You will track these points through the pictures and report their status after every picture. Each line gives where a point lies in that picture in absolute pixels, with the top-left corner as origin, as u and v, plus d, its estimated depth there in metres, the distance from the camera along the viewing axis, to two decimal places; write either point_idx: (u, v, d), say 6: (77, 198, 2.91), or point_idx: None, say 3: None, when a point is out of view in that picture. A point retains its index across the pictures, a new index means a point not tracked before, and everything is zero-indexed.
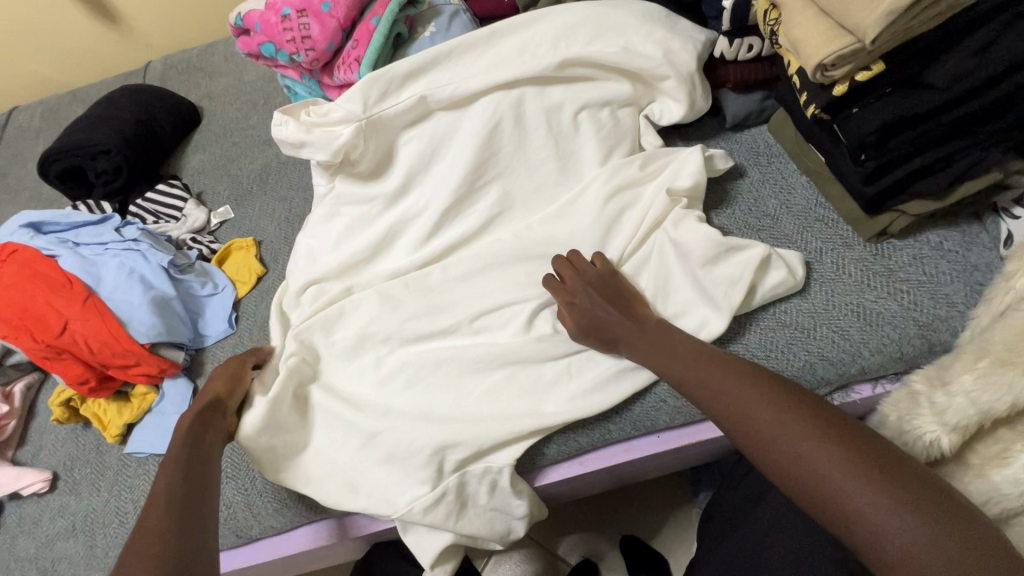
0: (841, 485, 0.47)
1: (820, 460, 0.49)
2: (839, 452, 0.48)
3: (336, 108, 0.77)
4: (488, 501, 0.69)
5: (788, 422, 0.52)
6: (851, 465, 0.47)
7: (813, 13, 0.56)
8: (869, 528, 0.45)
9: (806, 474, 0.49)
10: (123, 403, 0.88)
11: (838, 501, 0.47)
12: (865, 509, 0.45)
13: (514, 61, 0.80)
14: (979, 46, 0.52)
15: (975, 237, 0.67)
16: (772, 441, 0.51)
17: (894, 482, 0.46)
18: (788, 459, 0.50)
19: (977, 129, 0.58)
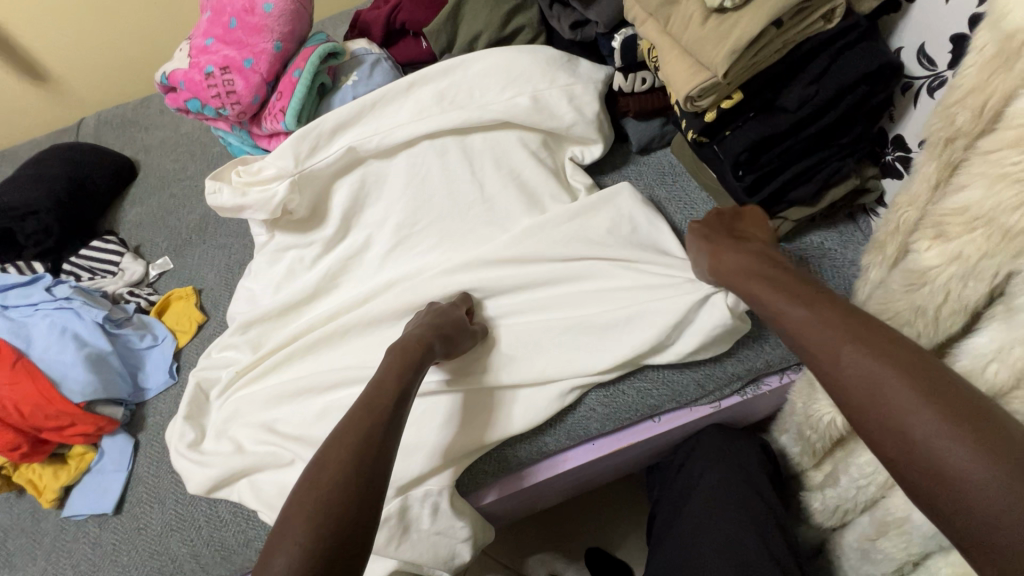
0: (918, 432, 0.39)
1: (892, 396, 0.41)
2: (922, 395, 0.40)
3: (269, 166, 0.83)
4: (431, 524, 0.72)
5: (866, 348, 0.44)
6: (933, 406, 0.39)
7: (679, 51, 0.64)
8: (942, 476, 0.37)
9: (878, 408, 0.42)
10: (59, 465, 0.87)
11: (904, 435, 0.40)
12: (936, 448, 0.38)
13: (435, 109, 0.86)
14: (817, 74, 0.60)
15: (851, 236, 0.76)
16: (843, 367, 0.45)
17: (984, 430, 0.37)
18: (859, 390, 0.43)
19: (831, 143, 0.66)
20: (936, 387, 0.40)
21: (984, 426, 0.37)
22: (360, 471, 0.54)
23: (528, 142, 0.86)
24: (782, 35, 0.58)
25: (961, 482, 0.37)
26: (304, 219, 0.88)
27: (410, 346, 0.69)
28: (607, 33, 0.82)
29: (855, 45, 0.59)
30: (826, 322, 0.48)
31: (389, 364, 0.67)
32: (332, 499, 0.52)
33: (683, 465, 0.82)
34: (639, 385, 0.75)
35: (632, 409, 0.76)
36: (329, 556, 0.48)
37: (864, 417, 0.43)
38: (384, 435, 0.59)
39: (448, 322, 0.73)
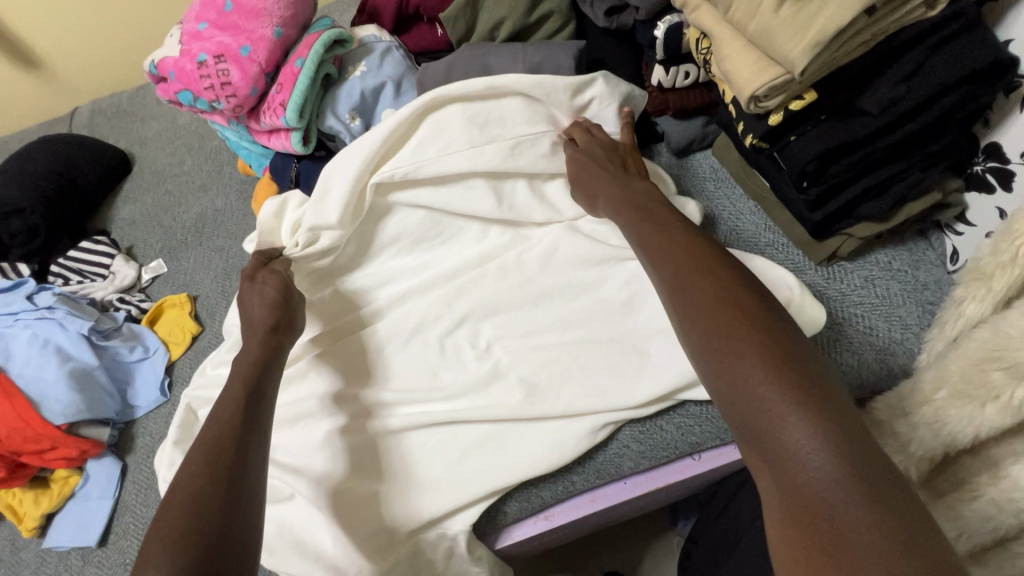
0: (751, 381, 0.41)
1: (744, 350, 0.42)
2: (761, 346, 0.42)
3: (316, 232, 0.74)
4: (445, 571, 0.67)
5: (725, 304, 0.45)
6: (772, 364, 0.41)
7: (742, 43, 0.55)
8: (762, 415, 0.40)
9: (729, 362, 0.43)
10: (41, 490, 0.80)
11: (742, 386, 0.41)
12: (766, 397, 0.40)
13: (457, 143, 0.73)
14: (909, 71, 0.51)
15: (922, 254, 0.67)
16: (705, 324, 0.45)
17: (800, 376, 0.40)
18: (713, 341, 0.44)
19: (914, 152, 0.57)
20: (796, 372, 0.40)
21: (810, 384, 0.40)
22: (222, 476, 0.47)
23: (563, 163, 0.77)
24: (871, 25, 0.48)
25: (848, 537, 0.34)
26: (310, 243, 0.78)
27: (253, 350, 0.62)
28: (647, 20, 0.72)
29: (956, 39, 0.50)
30: (699, 278, 0.48)
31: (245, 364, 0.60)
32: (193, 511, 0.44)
33: (727, 507, 0.74)
34: (680, 420, 0.67)
35: (671, 447, 0.68)
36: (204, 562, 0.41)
37: (716, 365, 0.44)
38: (241, 436, 0.51)
39: (287, 317, 0.67)
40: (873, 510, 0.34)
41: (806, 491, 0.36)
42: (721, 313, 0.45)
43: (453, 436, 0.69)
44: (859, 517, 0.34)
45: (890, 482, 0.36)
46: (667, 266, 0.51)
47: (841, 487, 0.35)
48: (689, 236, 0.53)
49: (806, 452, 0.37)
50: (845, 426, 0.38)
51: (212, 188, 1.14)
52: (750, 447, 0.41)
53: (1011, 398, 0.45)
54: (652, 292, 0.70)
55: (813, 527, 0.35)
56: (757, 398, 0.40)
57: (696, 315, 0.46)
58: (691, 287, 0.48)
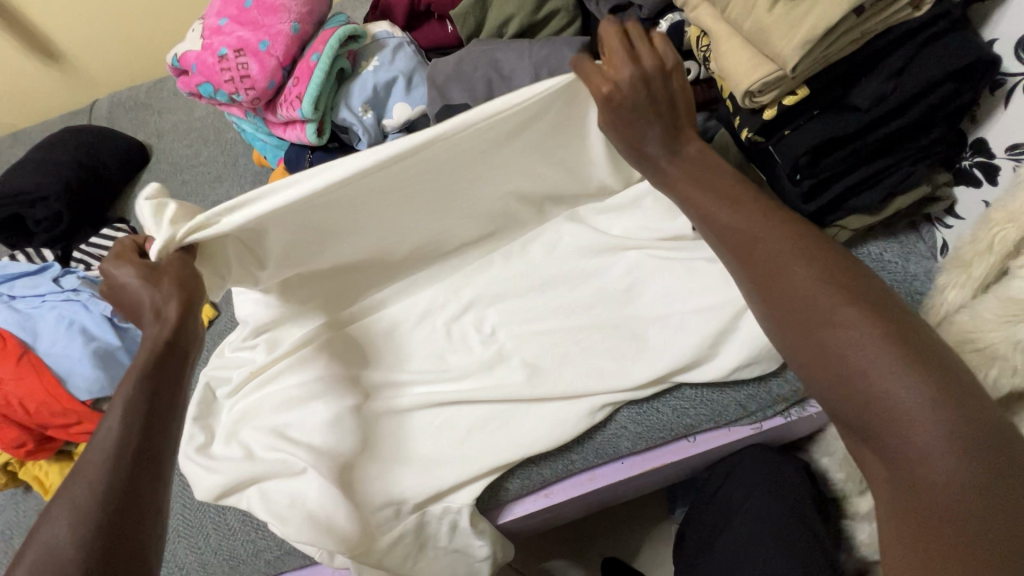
0: (877, 388, 0.42)
1: (867, 355, 0.42)
2: (886, 351, 0.42)
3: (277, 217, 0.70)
4: (447, 543, 0.71)
5: (842, 305, 0.45)
6: (879, 336, 0.43)
7: (738, 40, 0.57)
8: (885, 420, 0.41)
9: (826, 339, 0.45)
10: (67, 463, 0.84)
11: (867, 390, 0.42)
12: (872, 369, 0.42)
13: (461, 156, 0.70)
14: (897, 68, 0.53)
15: (913, 247, 0.69)
16: (802, 302, 0.47)
17: (942, 380, 0.40)
18: (805, 319, 0.46)
19: (904, 147, 0.59)
20: (931, 377, 0.41)
21: (916, 352, 0.42)
22: (117, 477, 0.43)
23: None
24: (860, 24, 0.51)
25: (969, 541, 0.37)
26: None
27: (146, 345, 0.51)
28: (650, 18, 0.75)
29: (941, 38, 0.52)
30: (788, 258, 0.49)
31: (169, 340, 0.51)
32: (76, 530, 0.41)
33: (720, 488, 0.77)
34: (676, 403, 0.70)
35: (667, 428, 0.70)
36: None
37: (830, 368, 0.44)
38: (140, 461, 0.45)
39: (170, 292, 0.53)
40: (1001, 516, 0.36)
41: (924, 495, 0.39)
42: (835, 314, 0.45)
43: (459, 416, 0.73)
44: (956, 473, 0.38)
45: (993, 438, 0.39)
46: (760, 260, 0.50)
47: (969, 495, 0.37)
48: (794, 229, 0.51)
49: (937, 457, 0.39)
50: (978, 433, 0.38)
51: (228, 179, 1.18)
52: (871, 446, 0.43)
53: (986, 378, 0.48)
54: (652, 279, 0.74)
55: (932, 530, 0.38)
56: (887, 403, 0.41)
57: (786, 297, 0.48)
58: (797, 284, 0.47)
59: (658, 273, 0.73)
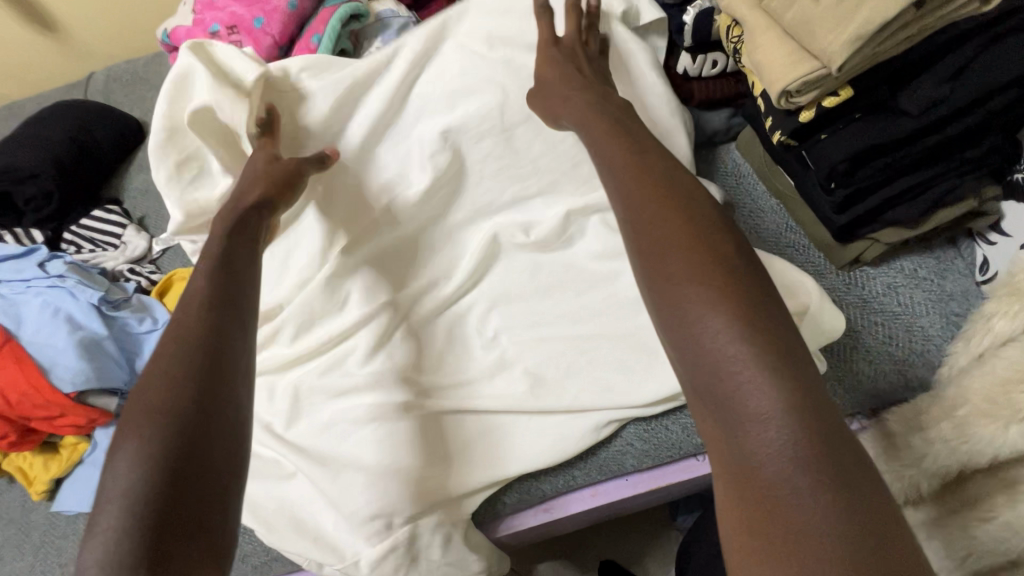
0: (724, 351, 0.37)
1: (716, 315, 0.38)
2: (734, 312, 0.38)
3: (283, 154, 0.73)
4: (442, 555, 0.66)
5: (699, 255, 0.41)
6: (752, 335, 0.37)
7: (776, 33, 0.52)
8: (728, 388, 0.36)
9: (699, 331, 0.38)
10: (51, 455, 0.81)
11: (711, 350, 0.37)
12: (718, 334, 0.37)
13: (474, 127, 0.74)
14: (954, 70, 0.48)
15: (949, 263, 0.64)
16: (684, 288, 0.40)
17: (780, 351, 0.36)
18: (681, 304, 0.39)
19: (952, 156, 0.54)
20: (775, 346, 0.36)
21: (788, 359, 0.36)
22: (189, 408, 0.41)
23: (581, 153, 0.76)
24: (918, 19, 0.45)
25: (807, 542, 0.31)
26: None
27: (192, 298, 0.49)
28: (678, 4, 0.71)
29: (1007, 37, 0.46)
30: (678, 236, 0.42)
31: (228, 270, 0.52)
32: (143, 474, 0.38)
33: None
34: (685, 420, 0.66)
35: (675, 447, 0.67)
36: (169, 499, 0.38)
37: (678, 328, 0.39)
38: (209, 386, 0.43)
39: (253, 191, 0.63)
40: (831, 506, 0.32)
41: (756, 476, 0.34)
42: (694, 269, 0.40)
43: (458, 424, 0.69)
44: (785, 450, 0.33)
45: (858, 479, 0.33)
46: (635, 203, 0.46)
47: (804, 477, 0.32)
48: (654, 174, 0.47)
49: (773, 430, 0.34)
50: (815, 410, 0.34)
51: None
52: (710, 420, 0.38)
53: None
54: None
55: (765, 523, 0.32)
56: (728, 368, 0.36)
57: (668, 280, 0.41)
58: (664, 230, 0.43)
59: None
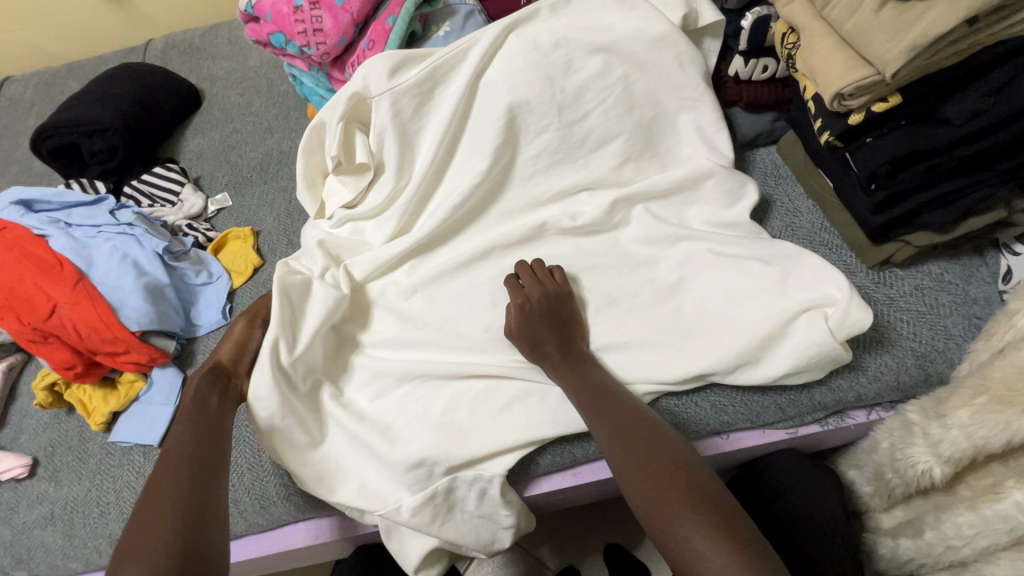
0: (684, 527, 0.51)
1: (676, 501, 0.53)
2: (694, 509, 0.52)
3: (363, 150, 0.82)
4: (476, 508, 0.70)
5: (665, 477, 0.56)
6: (711, 527, 0.51)
7: (834, 40, 0.56)
8: (681, 532, 0.51)
9: (671, 526, 0.52)
10: (109, 390, 0.87)
11: (673, 512, 0.53)
12: (678, 521, 0.52)
13: (534, 113, 0.80)
14: (997, 85, 0.52)
15: (975, 271, 0.68)
16: (658, 508, 0.54)
17: (723, 524, 0.51)
18: (653, 517, 0.54)
19: (988, 167, 0.58)
20: (720, 522, 0.51)
21: (740, 537, 0.50)
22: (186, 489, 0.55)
23: (631, 145, 0.80)
24: (969, 35, 0.50)
25: None
26: (362, 168, 0.84)
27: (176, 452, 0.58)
28: (736, 10, 0.76)
29: None
30: (657, 457, 0.58)
31: (195, 431, 0.61)
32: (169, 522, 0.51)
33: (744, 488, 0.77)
34: (715, 399, 0.70)
35: (702, 423, 0.70)
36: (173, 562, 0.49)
37: (650, 491, 0.55)
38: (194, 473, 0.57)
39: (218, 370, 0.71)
40: None
41: None
42: (661, 483, 0.55)
43: (498, 388, 0.74)
44: None
45: None
46: (617, 445, 0.60)
47: None
48: (633, 420, 0.62)
49: (717, 565, 0.48)
50: (744, 548, 0.49)
51: (278, 131, 1.19)
52: (671, 555, 0.52)
53: None
54: (704, 272, 0.73)
55: None
56: (681, 518, 0.52)
57: (639, 460, 0.58)
58: (632, 469, 0.58)
59: (712, 271, 0.73)
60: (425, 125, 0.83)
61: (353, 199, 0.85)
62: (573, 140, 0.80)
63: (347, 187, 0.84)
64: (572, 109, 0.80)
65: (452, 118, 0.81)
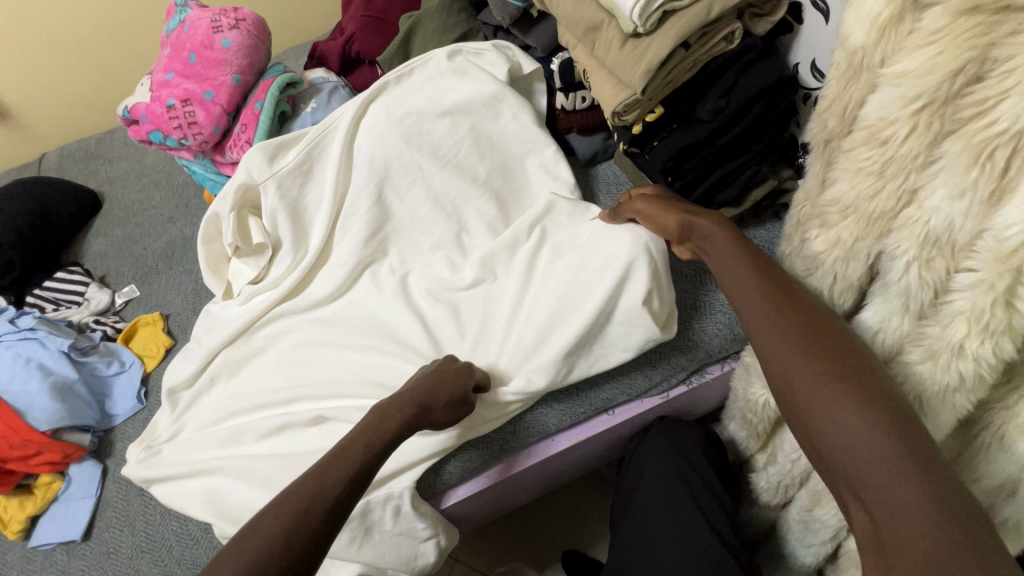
0: (815, 387, 0.47)
1: (816, 360, 0.48)
2: (824, 369, 0.48)
3: (257, 232, 0.91)
4: (393, 525, 0.75)
5: (800, 333, 0.50)
6: (844, 384, 0.46)
7: (604, 73, 0.71)
8: (813, 393, 0.47)
9: (800, 385, 0.48)
10: (25, 496, 0.87)
11: (805, 371, 0.48)
12: (809, 383, 0.48)
13: (399, 166, 0.91)
14: (726, 88, 0.67)
15: (777, 232, 0.81)
16: (791, 366, 0.49)
17: (855, 384, 0.46)
18: (794, 374, 0.49)
19: (749, 148, 0.73)
20: (846, 377, 0.47)
21: (868, 388, 0.46)
22: (334, 503, 0.57)
23: (489, 180, 0.92)
24: (690, 55, 0.65)
25: (883, 497, 0.42)
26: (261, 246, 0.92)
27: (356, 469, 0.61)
28: (546, 56, 0.92)
29: (754, 62, 0.67)
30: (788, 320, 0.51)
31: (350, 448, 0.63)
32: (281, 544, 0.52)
33: (634, 455, 0.86)
34: (592, 379, 0.80)
35: (587, 403, 0.80)
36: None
37: (789, 351, 0.50)
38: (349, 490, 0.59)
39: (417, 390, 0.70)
40: (914, 470, 0.41)
41: (849, 458, 0.44)
42: (801, 337, 0.50)
43: None
44: (870, 438, 0.43)
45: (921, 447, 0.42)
46: (754, 302, 0.54)
47: (885, 450, 0.42)
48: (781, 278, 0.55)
49: (854, 426, 0.44)
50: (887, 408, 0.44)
51: (180, 219, 1.25)
52: (802, 416, 0.48)
53: None
54: None
55: (861, 481, 0.43)
56: (814, 378, 0.48)
57: (773, 318, 0.52)
58: (768, 323, 0.52)
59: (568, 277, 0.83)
60: (307, 190, 0.92)
61: (257, 275, 0.93)
62: (438, 183, 0.91)
63: (251, 267, 0.92)
64: (431, 156, 0.91)
65: (338, 183, 0.91)
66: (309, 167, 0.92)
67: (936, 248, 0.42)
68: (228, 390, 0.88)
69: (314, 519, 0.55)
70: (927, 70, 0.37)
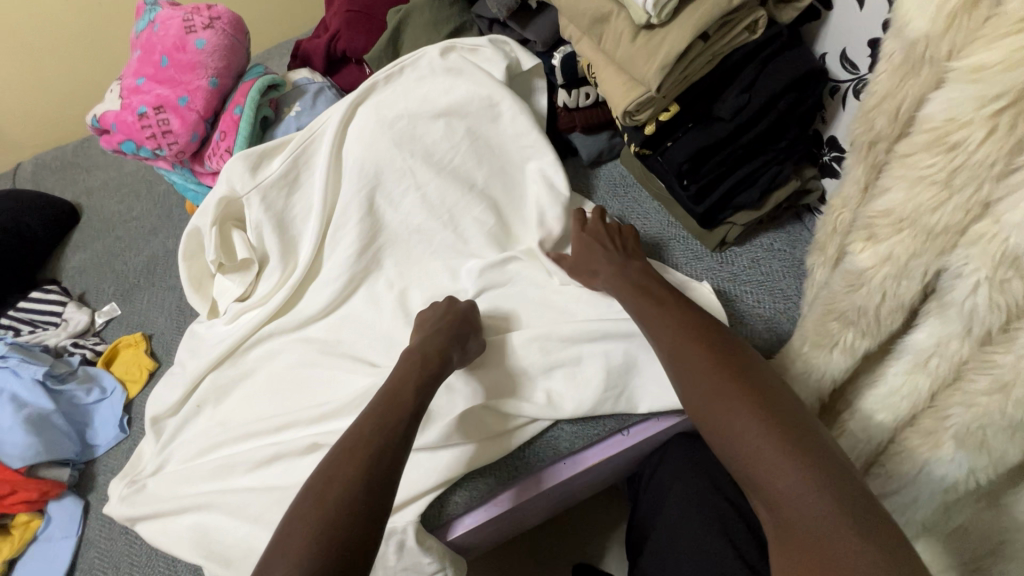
0: (744, 431, 0.48)
1: (739, 405, 0.50)
2: (753, 411, 0.49)
3: (241, 245, 0.85)
4: (397, 561, 0.67)
5: (725, 380, 0.52)
6: (769, 425, 0.48)
7: (614, 68, 0.65)
8: (742, 434, 0.48)
9: (728, 428, 0.49)
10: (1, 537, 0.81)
11: (731, 415, 0.50)
12: (739, 427, 0.49)
13: (391, 171, 0.84)
14: (748, 82, 0.62)
15: (799, 235, 0.76)
16: (718, 412, 0.51)
17: (783, 427, 0.47)
18: (722, 418, 0.50)
19: (771, 146, 0.67)
20: (773, 420, 0.48)
21: (791, 431, 0.47)
22: (378, 468, 0.54)
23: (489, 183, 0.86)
24: (709, 47, 0.59)
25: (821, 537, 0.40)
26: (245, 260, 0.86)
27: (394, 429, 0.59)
28: (546, 51, 0.86)
29: (779, 54, 0.61)
30: (724, 373, 0.53)
31: (371, 416, 0.60)
32: (342, 513, 0.50)
33: (654, 474, 0.81)
34: None
35: (601, 425, 0.74)
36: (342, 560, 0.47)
37: (711, 400, 0.52)
38: (394, 453, 0.56)
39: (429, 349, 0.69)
40: (838, 507, 0.41)
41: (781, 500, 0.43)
42: (727, 384, 0.52)
43: None
44: (799, 479, 0.44)
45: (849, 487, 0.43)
46: (682, 354, 0.57)
47: (813, 489, 0.43)
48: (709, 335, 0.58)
49: (784, 465, 0.45)
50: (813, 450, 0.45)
51: (162, 231, 1.18)
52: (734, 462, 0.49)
53: (847, 342, 0.52)
54: (574, 287, 0.78)
55: (793, 523, 0.42)
56: (739, 420, 0.49)
57: (698, 369, 0.55)
58: (697, 375, 0.54)
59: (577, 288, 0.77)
60: (293, 199, 0.86)
61: (244, 292, 0.88)
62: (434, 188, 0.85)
63: (236, 283, 0.87)
64: (425, 160, 0.85)
65: (325, 190, 0.84)
66: (293, 174, 0.85)
67: (1013, 267, 0.37)
68: (216, 416, 0.83)
69: (370, 487, 0.52)
70: (1010, 65, 0.32)
